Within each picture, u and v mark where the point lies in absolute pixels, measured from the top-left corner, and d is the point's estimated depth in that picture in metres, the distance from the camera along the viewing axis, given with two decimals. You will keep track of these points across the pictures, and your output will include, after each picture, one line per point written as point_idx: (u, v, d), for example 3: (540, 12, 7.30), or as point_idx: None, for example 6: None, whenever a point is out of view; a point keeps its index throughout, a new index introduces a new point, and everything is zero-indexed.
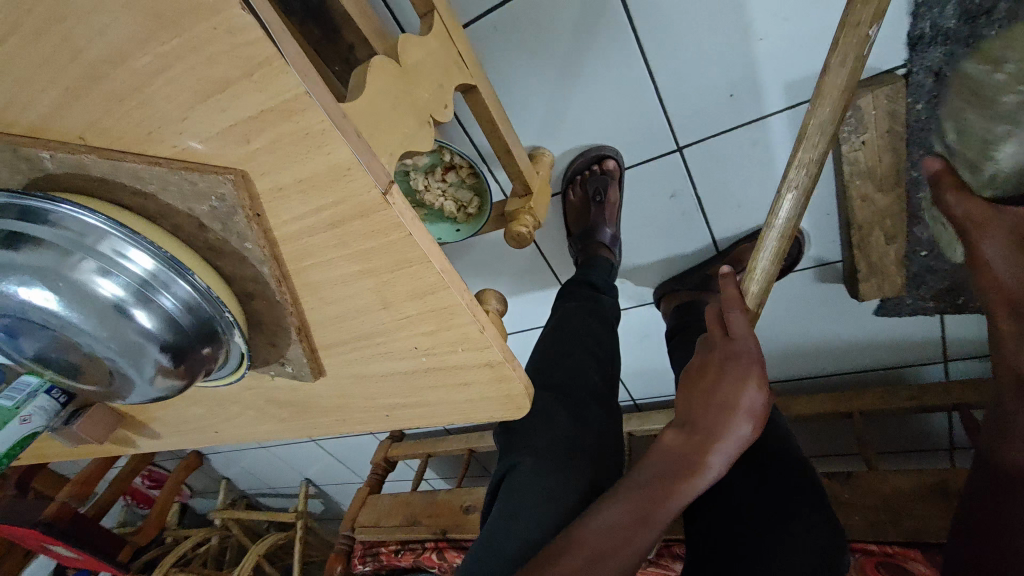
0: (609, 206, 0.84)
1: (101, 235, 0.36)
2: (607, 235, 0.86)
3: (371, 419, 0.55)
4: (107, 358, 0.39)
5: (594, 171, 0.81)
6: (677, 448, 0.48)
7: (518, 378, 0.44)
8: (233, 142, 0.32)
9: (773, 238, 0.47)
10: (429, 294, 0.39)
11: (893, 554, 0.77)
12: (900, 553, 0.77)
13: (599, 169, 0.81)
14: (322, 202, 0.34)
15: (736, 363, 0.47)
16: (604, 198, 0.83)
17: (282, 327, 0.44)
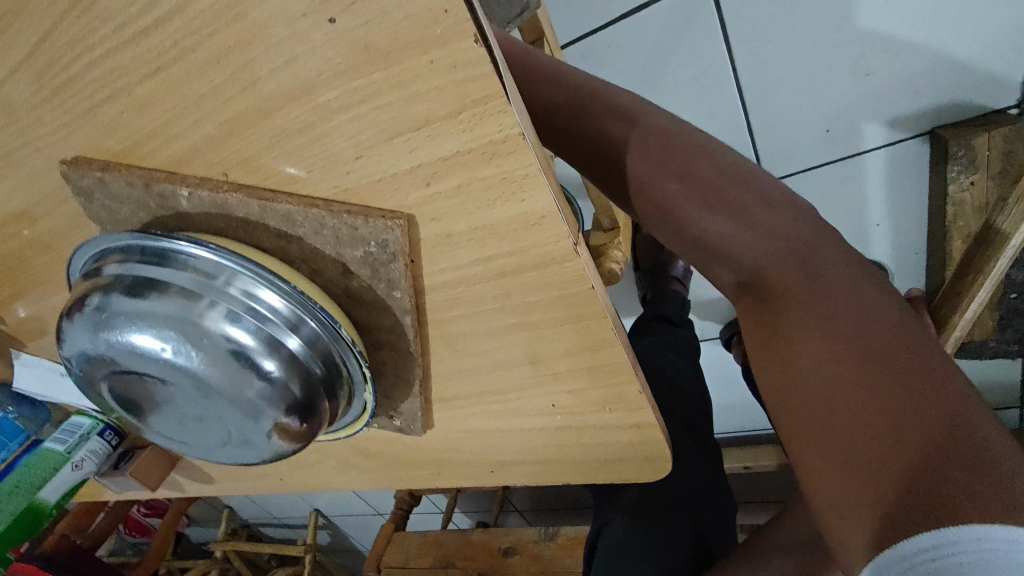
0: None
1: (232, 275, 0.32)
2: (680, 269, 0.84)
3: (473, 474, 0.50)
4: (232, 414, 0.34)
5: None
6: None
7: (665, 441, 0.40)
8: (410, 185, 0.29)
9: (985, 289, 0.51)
10: (592, 351, 0.35)
11: None
12: None
13: None
14: (496, 251, 0.31)
15: None
16: None
17: (405, 380, 0.40)
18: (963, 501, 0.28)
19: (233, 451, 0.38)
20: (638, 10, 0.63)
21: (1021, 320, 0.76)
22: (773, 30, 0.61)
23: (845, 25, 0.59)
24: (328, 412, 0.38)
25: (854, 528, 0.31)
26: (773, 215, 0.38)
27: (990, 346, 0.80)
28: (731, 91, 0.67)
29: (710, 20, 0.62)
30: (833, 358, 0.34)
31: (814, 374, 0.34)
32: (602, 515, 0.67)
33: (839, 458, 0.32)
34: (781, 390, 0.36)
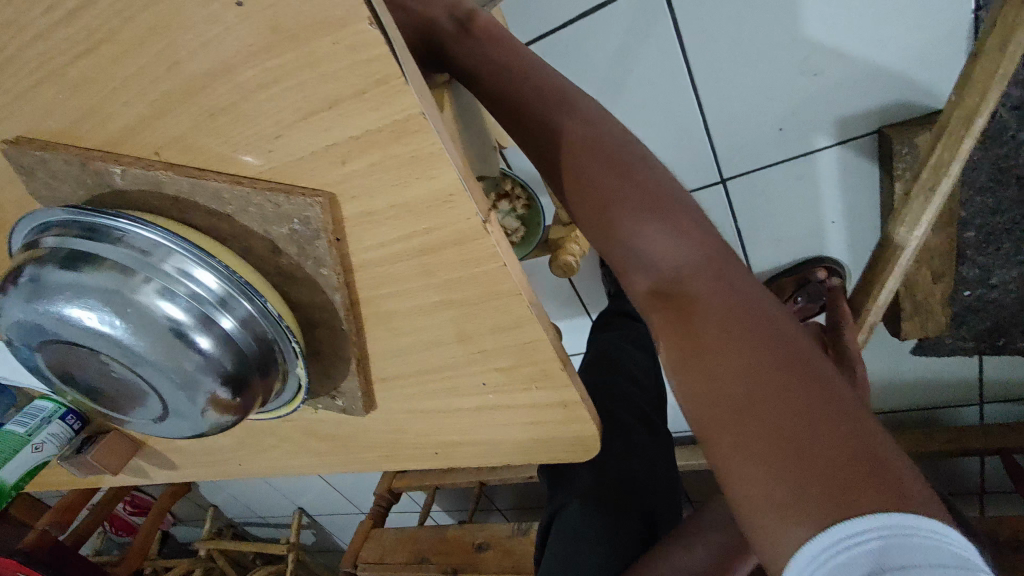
0: None
1: (166, 253, 0.34)
2: None
3: (419, 456, 0.51)
4: (165, 387, 0.35)
5: None
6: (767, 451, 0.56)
7: (593, 420, 0.42)
8: (328, 163, 0.30)
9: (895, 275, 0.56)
10: (513, 328, 0.36)
11: None
12: None
13: None
14: (415, 228, 0.32)
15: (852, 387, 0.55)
16: None
17: (343, 358, 0.41)
18: (870, 491, 0.28)
19: (168, 425, 0.39)
20: (595, 9, 0.65)
21: (974, 316, 0.78)
22: (726, 30, 0.63)
23: (792, 25, 0.61)
24: (262, 390, 0.39)
25: (776, 527, 0.29)
26: (697, 234, 0.40)
27: (947, 343, 0.82)
28: (688, 90, 0.68)
29: (665, 20, 0.63)
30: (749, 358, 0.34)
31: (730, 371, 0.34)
32: (555, 501, 0.67)
33: (757, 452, 0.31)
34: (698, 391, 0.35)
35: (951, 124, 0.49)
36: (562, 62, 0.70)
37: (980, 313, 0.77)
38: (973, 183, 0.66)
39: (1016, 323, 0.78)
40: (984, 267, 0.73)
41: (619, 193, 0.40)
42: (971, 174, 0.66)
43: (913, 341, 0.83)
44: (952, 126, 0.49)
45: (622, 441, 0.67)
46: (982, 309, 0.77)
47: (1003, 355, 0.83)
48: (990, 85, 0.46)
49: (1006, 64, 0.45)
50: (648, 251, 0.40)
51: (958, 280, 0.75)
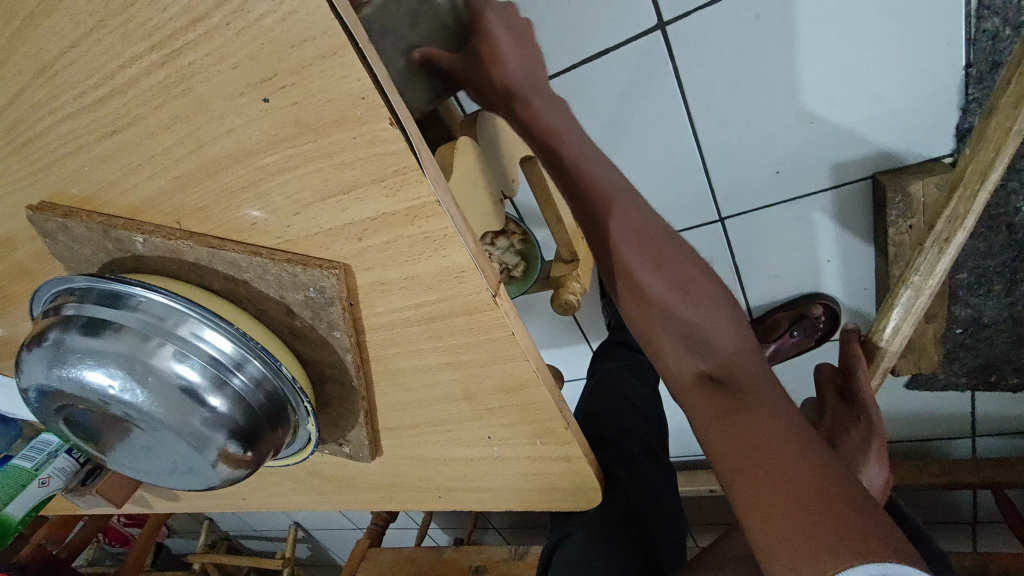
0: None
1: (181, 318, 0.35)
2: None
3: (422, 498, 0.52)
4: (179, 445, 0.37)
5: None
6: None
7: (594, 473, 0.42)
8: (343, 238, 0.32)
9: (900, 317, 0.51)
10: (518, 389, 0.37)
11: None
12: None
13: None
14: (425, 298, 0.33)
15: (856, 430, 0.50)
16: None
17: (351, 410, 0.42)
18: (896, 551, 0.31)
19: (182, 477, 0.40)
20: (599, 55, 0.66)
21: (966, 353, 0.80)
22: (727, 77, 0.64)
23: (790, 74, 0.63)
24: (273, 443, 0.40)
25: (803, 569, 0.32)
26: (737, 318, 0.45)
27: (940, 378, 0.84)
28: (688, 132, 0.70)
29: (667, 65, 0.65)
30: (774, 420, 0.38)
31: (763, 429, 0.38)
32: (559, 531, 0.65)
33: (790, 499, 0.34)
34: (736, 450, 0.38)
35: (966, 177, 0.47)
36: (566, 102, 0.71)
37: (972, 350, 0.79)
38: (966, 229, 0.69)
39: (1007, 360, 0.80)
40: (975, 307, 0.75)
41: (672, 270, 0.44)
42: None
43: (908, 375, 0.85)
44: (967, 180, 0.47)
45: (628, 470, 0.65)
46: (974, 346, 0.79)
47: (995, 391, 0.85)
48: (1005, 140, 0.45)
49: (1020, 120, 0.44)
50: (698, 329, 0.44)
51: (952, 319, 0.77)
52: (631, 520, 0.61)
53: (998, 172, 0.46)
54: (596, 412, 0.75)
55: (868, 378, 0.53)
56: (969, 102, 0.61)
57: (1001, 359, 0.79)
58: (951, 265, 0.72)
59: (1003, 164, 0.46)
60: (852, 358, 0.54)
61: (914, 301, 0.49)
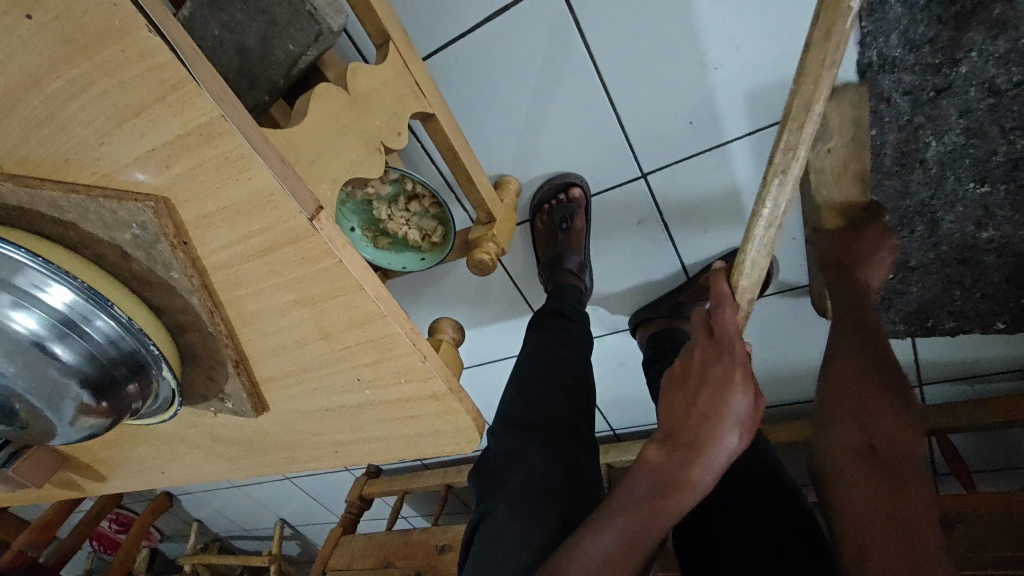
0: (575, 233, 0.83)
1: (17, 268, 0.34)
2: (575, 263, 0.84)
3: (322, 455, 0.52)
4: (23, 395, 0.37)
5: (560, 200, 0.80)
6: (660, 465, 0.48)
7: (466, 411, 0.42)
8: (154, 168, 0.31)
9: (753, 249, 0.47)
10: (367, 323, 0.37)
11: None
12: None
13: (565, 198, 0.80)
14: (250, 229, 0.33)
15: (717, 366, 0.47)
16: (570, 225, 0.82)
17: (219, 360, 0.42)
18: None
19: (44, 430, 0.41)
20: (499, 12, 0.66)
21: (900, 298, 0.81)
22: (626, 26, 0.64)
23: (690, 18, 0.62)
24: (131, 397, 0.40)
25: None
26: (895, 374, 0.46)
27: (879, 326, 0.85)
28: (598, 88, 0.69)
29: (568, 18, 0.65)
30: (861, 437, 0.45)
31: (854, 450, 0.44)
32: (481, 506, 0.64)
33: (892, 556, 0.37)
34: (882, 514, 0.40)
35: (793, 111, 0.43)
36: (474, 63, 0.70)
37: (905, 295, 0.80)
38: (879, 168, 0.69)
39: (941, 304, 0.80)
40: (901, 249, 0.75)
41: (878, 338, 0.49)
42: (876, 161, 0.68)
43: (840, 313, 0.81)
44: (793, 115, 0.43)
45: (550, 445, 0.65)
46: (906, 290, 0.80)
47: (934, 336, 0.85)
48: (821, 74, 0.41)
49: (833, 51, 0.41)
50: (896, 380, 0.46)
51: None
52: (554, 493, 0.61)
53: (822, 102, 0.42)
54: (520, 388, 0.73)
55: (735, 314, 0.49)
56: (864, 36, 0.60)
57: (935, 302, 0.80)
58: None
59: (824, 93, 0.42)
60: (720, 299, 0.49)
61: (769, 235, 0.46)
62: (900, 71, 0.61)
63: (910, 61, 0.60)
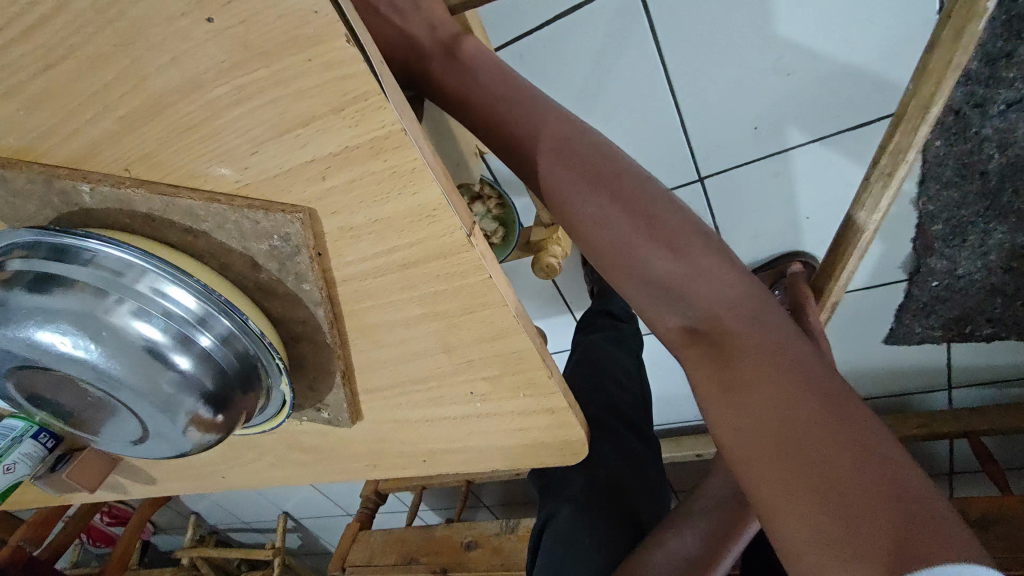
0: None
1: (141, 272, 0.32)
2: None
3: (406, 465, 0.51)
4: (142, 409, 0.34)
5: None
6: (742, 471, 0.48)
7: (579, 424, 0.42)
8: (307, 179, 0.30)
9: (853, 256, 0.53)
10: (498, 338, 0.36)
11: None
12: None
13: None
14: (396, 242, 0.32)
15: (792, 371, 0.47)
16: None
17: (327, 371, 0.41)
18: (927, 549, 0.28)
19: (154, 444, 0.38)
20: (571, 10, 0.64)
21: (942, 305, 0.82)
22: (706, 33, 0.63)
23: (767, 29, 0.62)
24: (245, 406, 0.39)
25: None
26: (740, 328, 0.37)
27: (917, 331, 0.87)
28: (665, 91, 0.69)
29: (641, 19, 0.63)
30: (852, 416, 0.33)
31: (799, 427, 0.33)
32: (544, 510, 0.64)
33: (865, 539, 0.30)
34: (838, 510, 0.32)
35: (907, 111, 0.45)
36: (540, 62, 0.69)
37: (947, 302, 0.82)
38: (939, 178, 0.70)
39: (982, 311, 0.82)
40: (950, 257, 0.77)
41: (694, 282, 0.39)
42: (937, 171, 0.69)
43: (893, 308, 0.85)
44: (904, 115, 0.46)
45: (613, 444, 0.65)
46: (948, 297, 0.81)
47: (971, 342, 0.87)
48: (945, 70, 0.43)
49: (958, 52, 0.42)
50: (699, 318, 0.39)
51: (927, 271, 0.79)
52: (620, 492, 0.60)
53: (940, 104, 0.44)
54: (576, 387, 0.73)
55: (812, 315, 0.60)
56: None
57: (977, 309, 0.81)
58: (925, 217, 0.73)
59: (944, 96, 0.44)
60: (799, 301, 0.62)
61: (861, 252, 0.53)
62: (973, 84, 0.61)
63: (984, 75, 0.60)
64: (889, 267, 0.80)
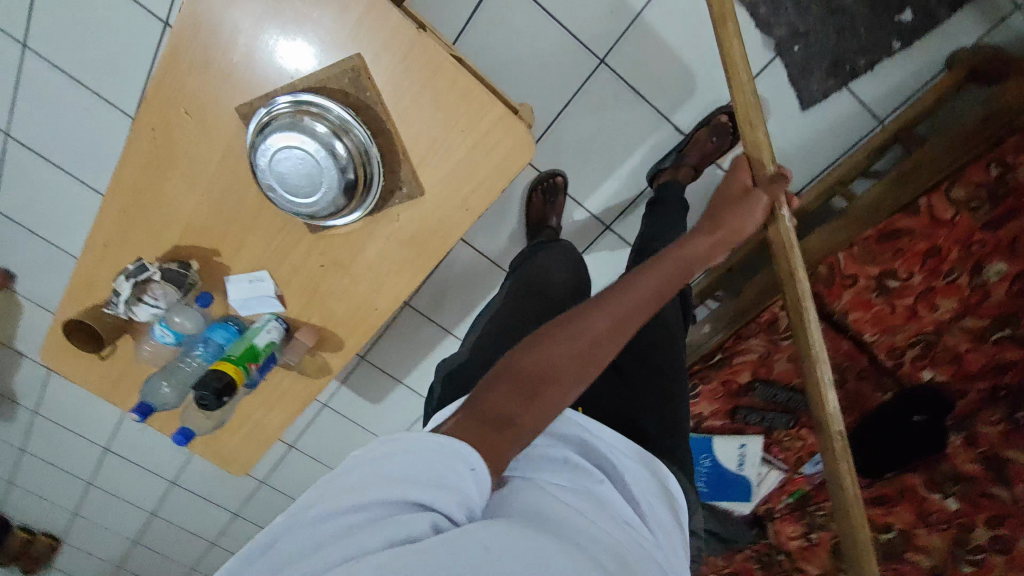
0: (558, 204, 1.31)
1: (313, 107, 0.78)
2: (554, 223, 1.31)
3: (459, 220, 0.88)
4: (322, 166, 0.79)
5: (548, 182, 1.31)
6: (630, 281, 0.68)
7: (520, 120, 0.82)
8: (354, 36, 0.76)
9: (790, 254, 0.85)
10: (456, 81, 0.79)
11: (887, 225, 0.99)
12: (893, 221, 0.99)
13: (551, 181, 1.30)
14: (395, 50, 0.77)
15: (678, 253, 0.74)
16: (554, 199, 1.31)
17: (394, 152, 0.83)
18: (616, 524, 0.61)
19: (319, 208, 0.83)
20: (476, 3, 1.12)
21: (814, 60, 1.11)
22: None
23: None
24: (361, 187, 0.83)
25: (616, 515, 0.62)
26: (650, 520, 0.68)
27: (816, 88, 1.14)
28: (549, 20, 1.13)
29: None
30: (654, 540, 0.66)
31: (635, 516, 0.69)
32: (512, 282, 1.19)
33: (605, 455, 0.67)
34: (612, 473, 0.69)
35: None
36: (474, 42, 1.15)
37: (815, 55, 1.11)
38: None
39: (847, 49, 1.10)
40: (788, 23, 1.08)
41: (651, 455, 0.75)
42: None
43: (787, 81, 1.14)
44: None
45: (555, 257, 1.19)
46: (814, 52, 1.11)
47: (861, 77, 1.13)
48: None
49: None
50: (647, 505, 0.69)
51: (783, 41, 1.10)
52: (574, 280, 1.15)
53: None
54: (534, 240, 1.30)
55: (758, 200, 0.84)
56: None
57: (839, 48, 1.10)
58: (752, 7, 1.07)
59: None
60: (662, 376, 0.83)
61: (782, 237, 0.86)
62: None
63: None
64: (758, 53, 1.12)
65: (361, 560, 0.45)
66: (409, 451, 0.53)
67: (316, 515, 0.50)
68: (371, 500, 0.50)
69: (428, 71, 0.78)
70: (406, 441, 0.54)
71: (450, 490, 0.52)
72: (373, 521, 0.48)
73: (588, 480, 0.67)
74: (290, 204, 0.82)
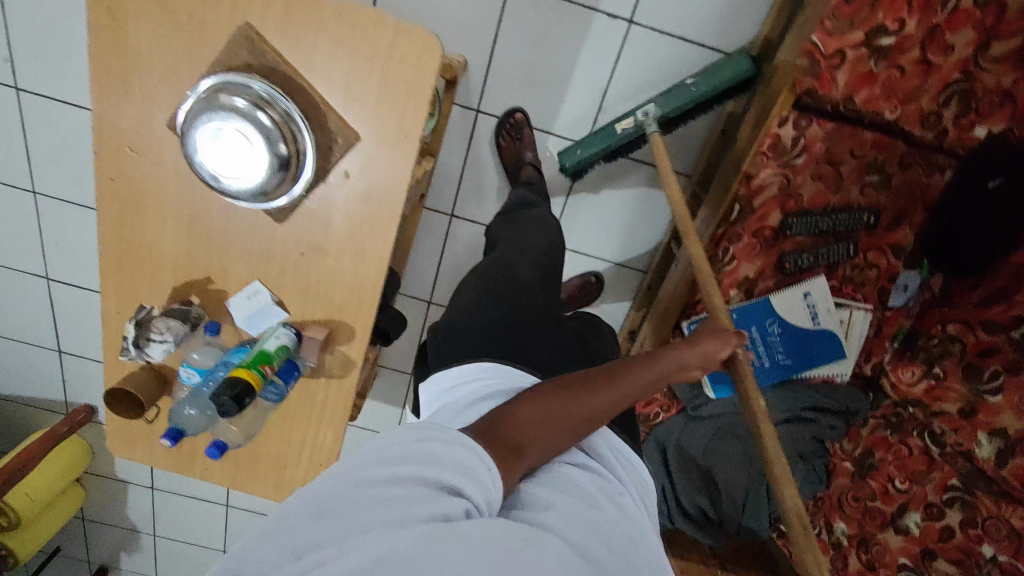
0: (526, 138, 1.28)
1: (228, 85, 0.79)
2: (529, 157, 1.29)
3: (402, 150, 0.87)
4: (247, 140, 0.79)
5: (513, 121, 1.28)
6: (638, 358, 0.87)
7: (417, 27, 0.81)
8: (236, 9, 0.79)
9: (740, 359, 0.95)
10: (344, 13, 0.80)
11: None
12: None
13: (513, 120, 1.28)
14: (277, 6, 0.79)
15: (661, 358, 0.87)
16: (521, 135, 1.28)
17: (314, 106, 0.83)
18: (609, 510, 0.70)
19: (257, 189, 0.83)
20: None
21: None
22: None
23: None
24: (294, 153, 0.83)
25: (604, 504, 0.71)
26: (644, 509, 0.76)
27: None
28: None
29: None
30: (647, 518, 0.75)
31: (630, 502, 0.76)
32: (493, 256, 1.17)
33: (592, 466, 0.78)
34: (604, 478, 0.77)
35: None
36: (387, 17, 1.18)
37: None
38: None
39: None
40: None
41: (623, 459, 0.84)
42: None
43: None
44: None
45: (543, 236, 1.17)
46: None
47: None
48: None
49: None
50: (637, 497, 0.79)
51: None
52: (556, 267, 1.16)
53: None
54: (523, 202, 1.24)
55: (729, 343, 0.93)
56: None
57: None
58: None
59: None
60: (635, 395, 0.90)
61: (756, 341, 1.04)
62: None
63: None
64: None
65: (403, 533, 0.51)
66: (439, 445, 0.60)
67: (350, 488, 0.55)
68: (400, 477, 0.57)
69: (315, 14, 0.80)
70: (436, 433, 0.61)
71: (473, 487, 0.59)
72: (409, 498, 0.54)
73: (594, 501, 0.71)
74: (223, 188, 0.82)
